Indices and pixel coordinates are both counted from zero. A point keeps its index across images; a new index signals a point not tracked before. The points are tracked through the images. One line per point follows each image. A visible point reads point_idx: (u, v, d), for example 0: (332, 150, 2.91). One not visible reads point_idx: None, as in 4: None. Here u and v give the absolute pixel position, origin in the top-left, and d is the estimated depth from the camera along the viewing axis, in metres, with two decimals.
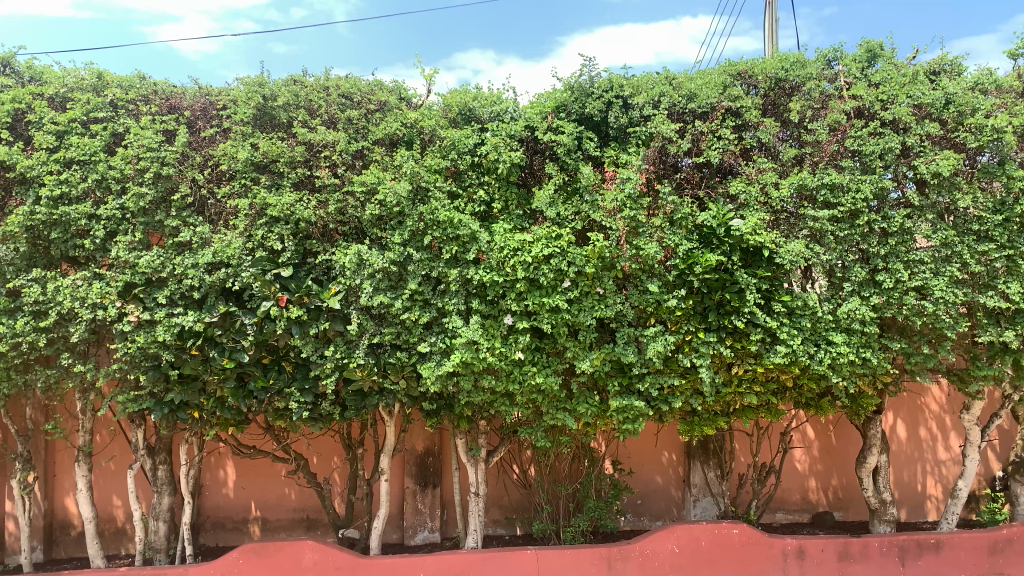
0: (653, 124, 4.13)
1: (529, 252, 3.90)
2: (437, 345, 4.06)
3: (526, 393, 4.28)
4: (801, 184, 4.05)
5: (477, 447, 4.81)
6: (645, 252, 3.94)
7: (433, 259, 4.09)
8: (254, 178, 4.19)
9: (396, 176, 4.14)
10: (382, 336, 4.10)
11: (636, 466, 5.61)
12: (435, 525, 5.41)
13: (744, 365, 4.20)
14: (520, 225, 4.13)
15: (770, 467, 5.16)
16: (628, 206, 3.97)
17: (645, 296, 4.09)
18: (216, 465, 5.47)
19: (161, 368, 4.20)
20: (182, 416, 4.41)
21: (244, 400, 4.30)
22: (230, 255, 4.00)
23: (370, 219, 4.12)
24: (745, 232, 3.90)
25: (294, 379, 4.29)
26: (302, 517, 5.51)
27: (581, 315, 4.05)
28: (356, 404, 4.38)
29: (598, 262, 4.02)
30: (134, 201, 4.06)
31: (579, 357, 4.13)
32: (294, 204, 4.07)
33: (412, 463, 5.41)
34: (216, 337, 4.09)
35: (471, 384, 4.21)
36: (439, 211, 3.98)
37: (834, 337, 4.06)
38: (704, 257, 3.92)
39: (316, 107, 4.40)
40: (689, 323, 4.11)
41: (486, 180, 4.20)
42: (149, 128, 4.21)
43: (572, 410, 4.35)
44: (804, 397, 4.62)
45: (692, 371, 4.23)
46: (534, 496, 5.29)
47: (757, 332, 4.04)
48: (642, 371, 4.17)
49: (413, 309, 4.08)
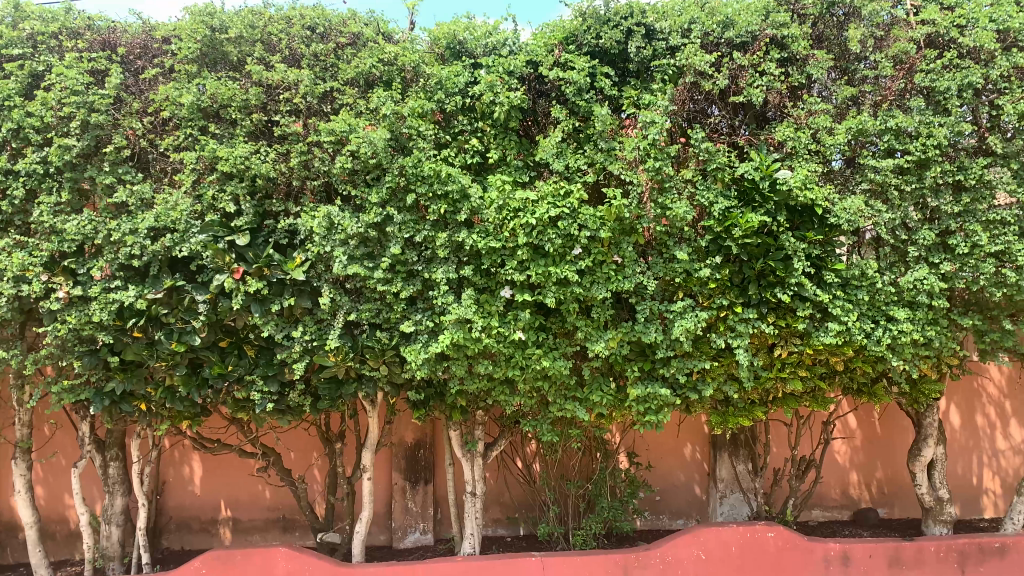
0: (683, 56, 3.39)
1: (532, 213, 3.23)
2: (424, 324, 3.45)
3: (528, 380, 3.63)
4: (860, 129, 3.37)
5: (473, 440, 4.16)
6: (671, 211, 3.27)
7: (418, 221, 3.45)
8: (201, 126, 3.51)
9: (372, 123, 3.47)
10: (359, 313, 3.51)
11: (656, 461, 4.90)
12: (428, 526, 4.75)
13: (788, 347, 3.54)
14: (522, 180, 3.43)
15: (810, 460, 4.42)
16: (652, 154, 3.26)
17: (672, 265, 3.43)
18: (180, 461, 4.82)
19: (98, 354, 3.59)
20: (126, 409, 3.78)
21: (199, 390, 3.68)
22: (176, 220, 3.41)
23: (340, 173, 3.44)
24: (794, 186, 3.23)
25: (257, 366, 3.68)
26: (278, 517, 4.85)
27: (595, 288, 3.38)
28: (330, 394, 3.74)
29: (616, 225, 3.35)
30: (59, 154, 3.37)
31: (592, 339, 3.48)
32: (249, 157, 3.41)
33: (401, 457, 4.75)
34: (162, 317, 3.51)
35: (465, 370, 3.60)
36: (424, 163, 3.32)
37: (895, 312, 3.41)
38: (744, 218, 3.26)
39: (276, 42, 3.66)
40: (724, 296, 3.46)
41: (479, 128, 3.49)
42: (73, 66, 3.48)
43: (583, 399, 3.69)
44: (856, 383, 3.86)
45: (727, 353, 3.58)
46: (539, 495, 4.60)
47: (804, 307, 3.41)
48: (667, 354, 3.52)
49: (393, 282, 3.45)
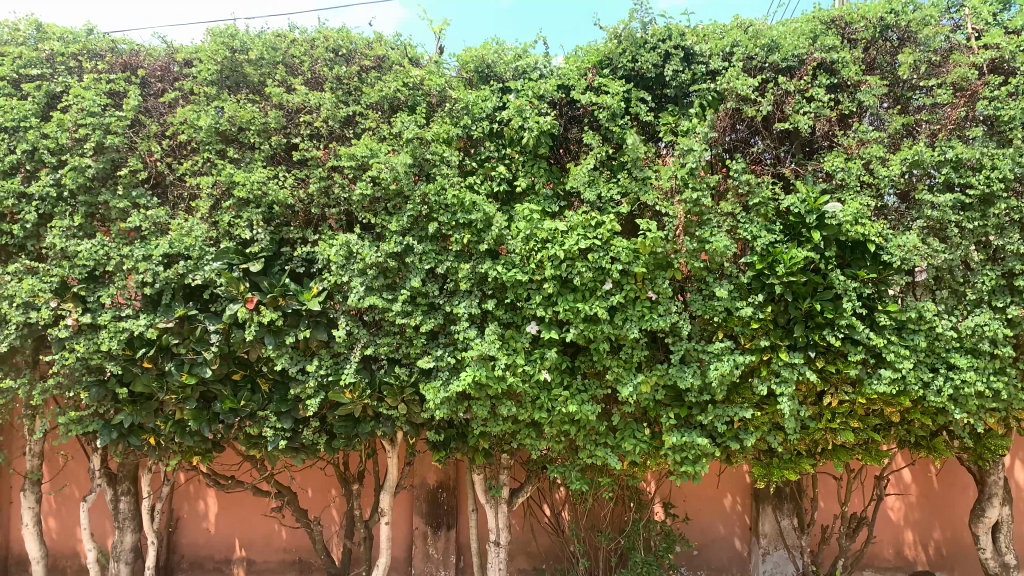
0: (724, 80, 3.18)
1: (560, 245, 3.02)
2: (444, 361, 3.26)
3: (555, 424, 3.38)
4: (917, 160, 3.09)
5: (497, 486, 3.91)
6: (711, 245, 3.02)
7: (441, 252, 3.28)
8: (220, 150, 3.39)
9: (395, 148, 3.30)
10: (377, 348, 3.31)
11: (694, 512, 4.59)
12: (449, 574, 4.49)
13: (839, 394, 3.26)
14: (551, 211, 3.22)
15: (862, 518, 4.06)
16: (690, 184, 3.03)
17: (712, 303, 3.17)
18: (195, 496, 4.67)
19: (107, 385, 3.44)
20: (134, 443, 3.61)
21: (209, 425, 3.51)
22: (189, 246, 3.26)
23: (360, 200, 3.28)
24: (845, 221, 2.98)
25: (270, 401, 3.50)
26: (294, 560, 4.61)
27: (627, 326, 3.14)
28: (346, 433, 3.54)
29: (650, 259, 3.09)
30: (72, 176, 3.29)
31: (624, 381, 3.24)
32: (266, 182, 3.28)
33: (422, 500, 4.52)
34: (173, 347, 3.35)
35: (487, 411, 3.37)
36: (447, 190, 3.15)
37: (957, 359, 3.08)
38: (789, 252, 3.02)
39: (299, 64, 3.55)
40: (769, 337, 3.19)
41: (507, 154, 3.31)
42: (91, 88, 3.40)
43: (614, 446, 3.43)
44: (914, 436, 3.54)
45: (771, 400, 3.30)
46: (567, 546, 4.32)
47: (856, 352, 3.13)
48: (706, 399, 3.25)
49: (413, 315, 3.26)
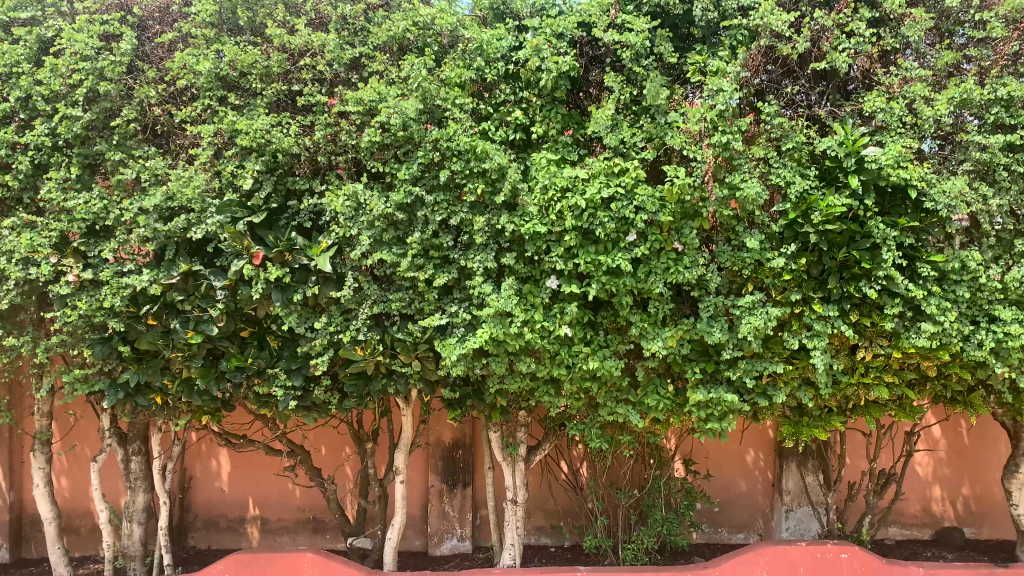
0: (757, 15, 2.90)
1: (581, 193, 2.86)
2: (459, 317, 3.15)
3: (575, 381, 3.24)
4: (966, 98, 2.87)
5: (515, 444, 3.80)
6: (742, 192, 2.85)
7: (455, 202, 3.12)
8: (220, 96, 3.21)
9: (404, 93, 3.11)
10: (387, 304, 3.20)
11: (716, 469, 4.47)
12: (466, 532, 4.43)
13: (873, 348, 3.11)
14: (570, 158, 3.05)
15: (892, 475, 3.94)
16: (719, 127, 2.85)
17: (741, 254, 3.02)
18: (207, 455, 4.60)
19: (111, 343, 3.33)
20: (142, 402, 3.51)
21: (218, 383, 3.40)
22: (191, 197, 3.13)
23: (369, 147, 3.12)
24: (886, 164, 2.80)
25: (280, 358, 3.38)
26: (308, 518, 4.57)
27: (652, 280, 2.99)
28: (359, 391, 3.42)
29: (677, 208, 2.93)
30: (67, 125, 3.13)
31: (648, 337, 3.10)
32: (270, 129, 3.11)
33: (437, 457, 4.42)
34: (178, 304, 3.24)
35: (505, 368, 3.25)
36: (461, 137, 2.98)
37: (1001, 311, 2.93)
38: (826, 200, 2.86)
39: (302, 4, 3.35)
40: (801, 290, 3.04)
41: (524, 98, 3.12)
42: (83, 30, 3.21)
43: (637, 403, 3.31)
44: (950, 391, 3.40)
45: (802, 355, 3.15)
46: (586, 503, 4.22)
47: (893, 304, 2.97)
48: (733, 354, 3.11)
49: (425, 269, 3.15)
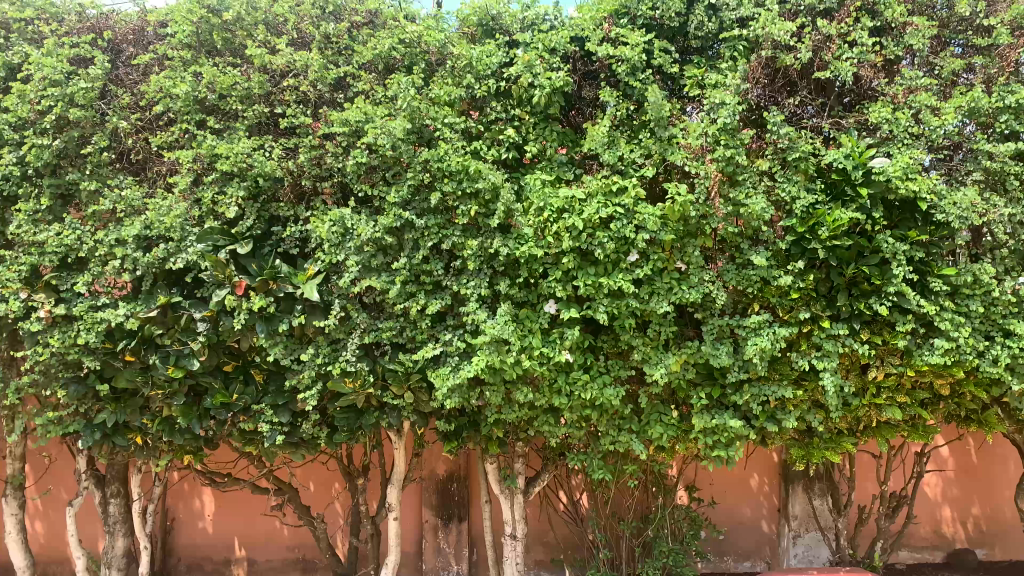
0: (758, 25, 2.82)
1: (579, 213, 2.74)
2: (453, 345, 3.00)
3: (575, 410, 3.09)
4: (974, 106, 2.80)
5: (513, 476, 3.64)
6: (747, 208, 2.74)
7: (447, 225, 2.99)
8: (198, 120, 3.06)
9: (392, 113, 2.99)
10: (378, 333, 3.06)
11: (719, 496, 4.33)
12: (462, 569, 4.24)
13: (885, 368, 2.99)
14: (565, 177, 2.95)
15: (903, 498, 3.81)
16: (722, 141, 2.75)
17: (746, 272, 2.90)
18: (190, 494, 4.40)
19: (87, 381, 3.16)
20: (120, 443, 3.33)
21: (201, 421, 3.23)
22: (170, 226, 2.97)
23: (356, 170, 2.99)
24: (893, 176, 2.70)
25: (265, 393, 3.22)
26: (297, 558, 4.38)
27: (655, 302, 2.86)
28: (349, 425, 3.26)
29: (679, 226, 2.82)
30: (36, 154, 2.98)
31: (651, 361, 2.97)
32: (252, 153, 2.97)
33: (431, 491, 4.24)
34: (156, 338, 3.08)
35: (502, 398, 3.10)
36: (452, 157, 2.84)
37: (1016, 325, 2.81)
38: (833, 214, 2.74)
39: (283, 23, 3.23)
40: (809, 309, 2.92)
41: (516, 116, 2.97)
42: (53, 55, 3.07)
43: (640, 431, 3.17)
44: (963, 410, 3.28)
45: (811, 377, 3.02)
46: (587, 535, 4.06)
47: (905, 322, 2.86)
48: (740, 377, 2.98)
49: (417, 296, 3.02)
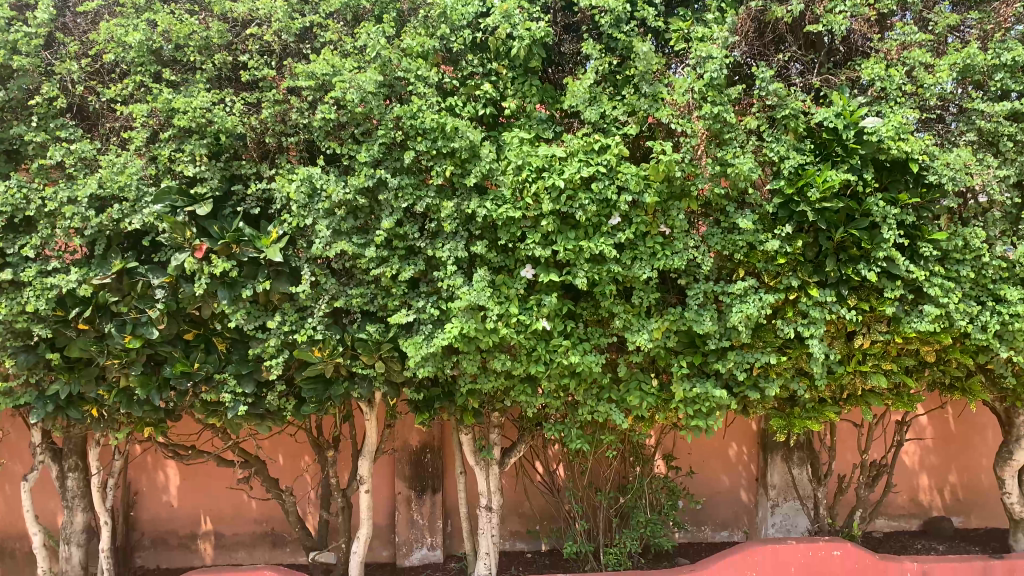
0: None
1: (559, 173, 2.61)
2: (427, 312, 2.87)
3: (553, 379, 2.99)
4: (969, 64, 2.67)
5: (488, 447, 3.53)
6: (734, 167, 2.62)
7: (419, 186, 2.84)
8: (153, 72, 2.86)
9: (361, 66, 2.81)
10: (347, 300, 2.93)
11: (698, 465, 4.26)
12: (436, 541, 4.16)
13: (872, 335, 2.91)
14: (546, 135, 2.81)
15: (883, 467, 3.77)
16: (709, 98, 2.62)
17: (732, 236, 2.79)
18: (153, 467, 4.24)
19: (38, 351, 2.99)
20: (74, 416, 3.17)
21: (161, 392, 3.07)
22: (124, 185, 2.78)
23: (323, 127, 2.81)
24: (885, 136, 2.59)
25: (229, 363, 3.07)
26: (266, 532, 4.26)
27: (638, 267, 2.75)
28: (317, 396, 3.12)
29: (663, 187, 2.70)
30: None
31: (632, 329, 2.86)
32: (212, 108, 2.78)
33: (404, 463, 4.13)
34: (111, 305, 2.91)
35: (477, 367, 2.99)
36: (425, 113, 2.68)
37: (1006, 290, 2.73)
38: (822, 175, 2.63)
39: None
40: (796, 274, 2.82)
41: (493, 70, 2.85)
42: None
43: (620, 400, 3.07)
44: (948, 378, 3.22)
45: (796, 344, 2.93)
46: (564, 506, 3.99)
47: (893, 287, 2.76)
48: (724, 345, 2.88)
49: (389, 261, 2.87)
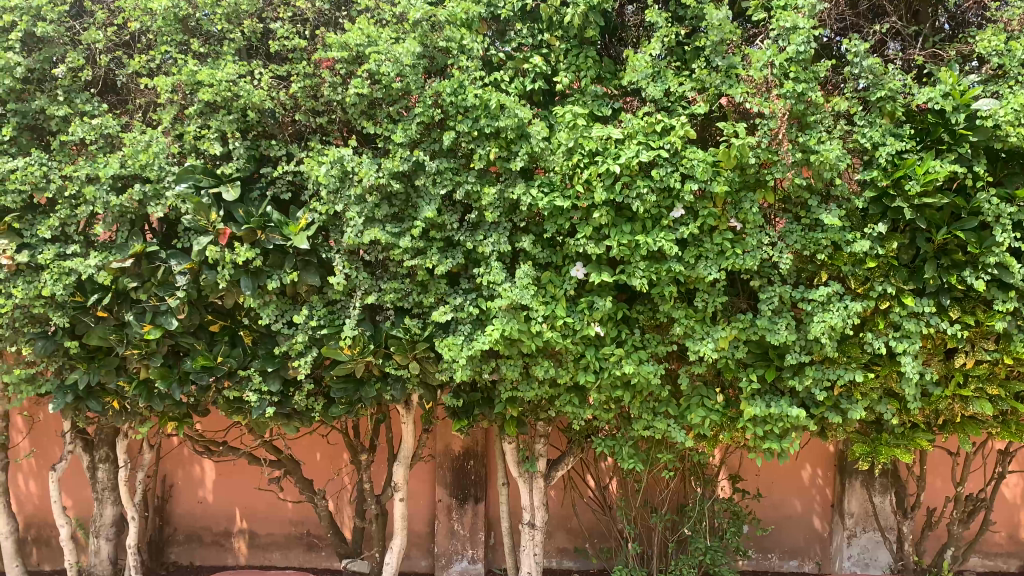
0: None
1: (615, 157, 2.29)
2: (465, 310, 2.59)
3: (604, 390, 2.67)
4: None
5: (533, 459, 3.24)
6: (819, 155, 2.26)
7: (460, 171, 2.56)
8: (179, 42, 2.65)
9: (399, 36, 2.54)
10: (379, 294, 2.67)
11: (766, 487, 3.87)
12: (477, 554, 3.89)
13: (977, 354, 2.50)
14: (601, 114, 2.49)
15: (981, 502, 3.32)
16: (792, 74, 2.26)
17: (815, 235, 2.42)
18: (188, 460, 4.10)
19: (57, 338, 2.82)
20: (96, 407, 3.00)
21: (182, 386, 2.87)
22: (145, 164, 2.58)
23: (356, 104, 2.56)
24: (1003, 121, 2.18)
25: (254, 358, 2.85)
26: (301, 533, 4.07)
27: (702, 266, 2.42)
28: (346, 397, 2.88)
29: (735, 175, 2.35)
30: None
31: (695, 337, 2.52)
32: (238, 81, 2.55)
33: (445, 469, 3.87)
34: (131, 292, 2.71)
35: (519, 372, 2.69)
36: (467, 89, 2.40)
37: None
38: (924, 165, 2.23)
39: None
40: (888, 281, 2.43)
41: (544, 41, 2.54)
42: None
43: (679, 416, 2.73)
44: None
45: (886, 361, 2.54)
46: (616, 526, 3.66)
47: (1006, 299, 2.35)
48: (801, 360, 2.51)
49: (426, 253, 2.59)
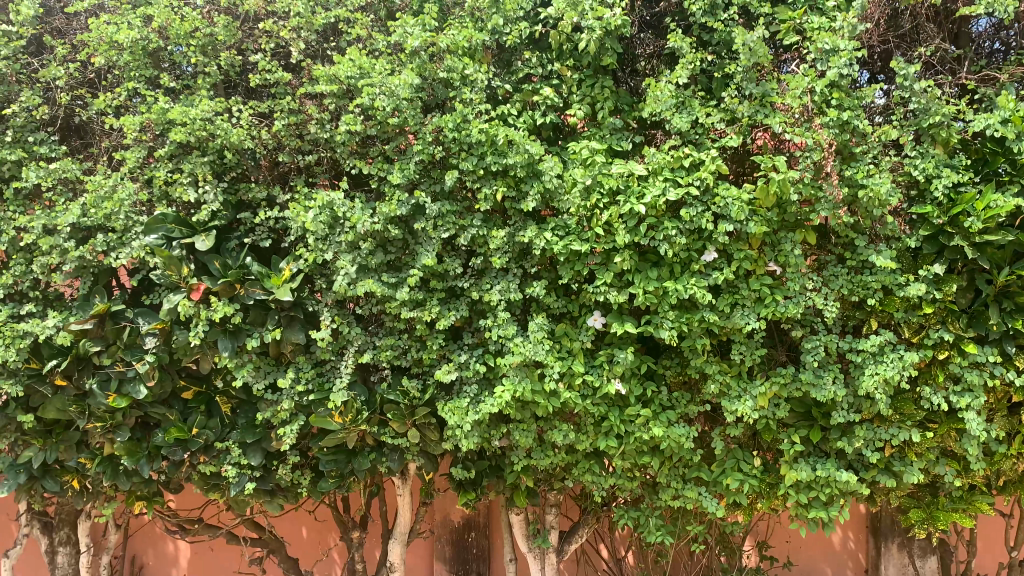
0: None
1: (640, 195, 2.04)
2: (472, 370, 2.30)
3: (629, 456, 2.38)
4: None
5: (544, 531, 2.92)
6: (867, 189, 2.02)
7: (464, 214, 2.30)
8: (148, 77, 2.40)
9: (393, 67, 2.30)
10: (374, 353, 2.38)
11: (795, 553, 3.57)
12: None
13: None
14: (620, 149, 2.25)
15: None
16: (834, 100, 2.03)
17: (862, 278, 2.17)
18: (160, 538, 3.74)
19: (10, 410, 2.50)
20: (54, 487, 2.66)
21: (152, 461, 2.54)
22: (110, 213, 2.30)
23: (347, 142, 2.30)
24: None
25: (233, 428, 2.54)
26: None
27: (738, 315, 2.15)
28: (337, 470, 2.56)
29: (773, 214, 2.10)
30: None
31: (731, 395, 2.24)
32: (215, 119, 2.29)
33: (444, 542, 3.53)
34: (94, 357, 2.41)
35: (532, 438, 2.40)
36: (471, 123, 2.15)
37: None
38: (985, 198, 2.00)
39: None
40: (945, 328, 2.18)
41: (555, 72, 2.32)
42: None
43: (712, 482, 2.44)
44: None
45: (944, 418, 2.27)
46: None
47: None
48: (850, 419, 2.24)
49: (426, 306, 2.31)
